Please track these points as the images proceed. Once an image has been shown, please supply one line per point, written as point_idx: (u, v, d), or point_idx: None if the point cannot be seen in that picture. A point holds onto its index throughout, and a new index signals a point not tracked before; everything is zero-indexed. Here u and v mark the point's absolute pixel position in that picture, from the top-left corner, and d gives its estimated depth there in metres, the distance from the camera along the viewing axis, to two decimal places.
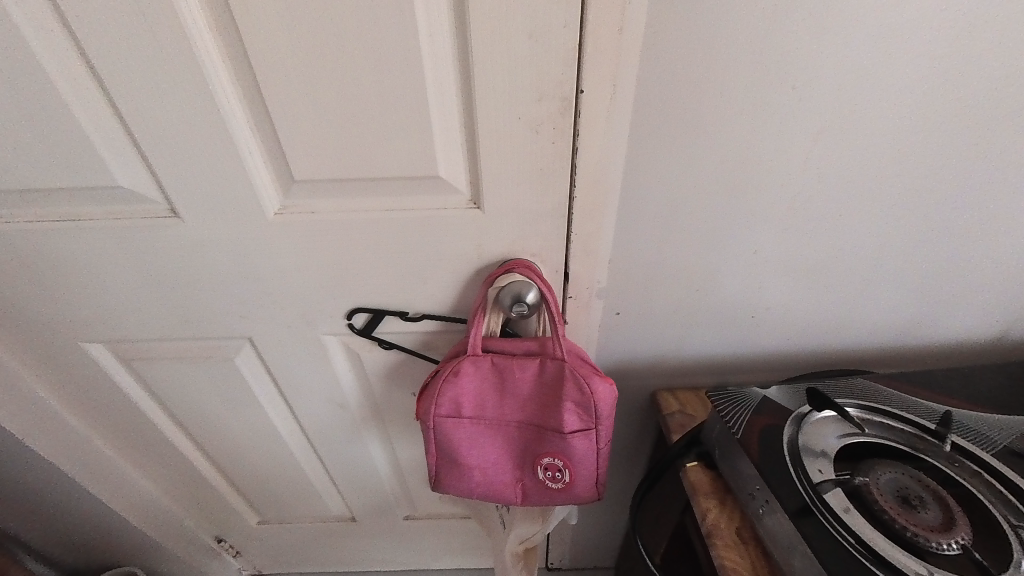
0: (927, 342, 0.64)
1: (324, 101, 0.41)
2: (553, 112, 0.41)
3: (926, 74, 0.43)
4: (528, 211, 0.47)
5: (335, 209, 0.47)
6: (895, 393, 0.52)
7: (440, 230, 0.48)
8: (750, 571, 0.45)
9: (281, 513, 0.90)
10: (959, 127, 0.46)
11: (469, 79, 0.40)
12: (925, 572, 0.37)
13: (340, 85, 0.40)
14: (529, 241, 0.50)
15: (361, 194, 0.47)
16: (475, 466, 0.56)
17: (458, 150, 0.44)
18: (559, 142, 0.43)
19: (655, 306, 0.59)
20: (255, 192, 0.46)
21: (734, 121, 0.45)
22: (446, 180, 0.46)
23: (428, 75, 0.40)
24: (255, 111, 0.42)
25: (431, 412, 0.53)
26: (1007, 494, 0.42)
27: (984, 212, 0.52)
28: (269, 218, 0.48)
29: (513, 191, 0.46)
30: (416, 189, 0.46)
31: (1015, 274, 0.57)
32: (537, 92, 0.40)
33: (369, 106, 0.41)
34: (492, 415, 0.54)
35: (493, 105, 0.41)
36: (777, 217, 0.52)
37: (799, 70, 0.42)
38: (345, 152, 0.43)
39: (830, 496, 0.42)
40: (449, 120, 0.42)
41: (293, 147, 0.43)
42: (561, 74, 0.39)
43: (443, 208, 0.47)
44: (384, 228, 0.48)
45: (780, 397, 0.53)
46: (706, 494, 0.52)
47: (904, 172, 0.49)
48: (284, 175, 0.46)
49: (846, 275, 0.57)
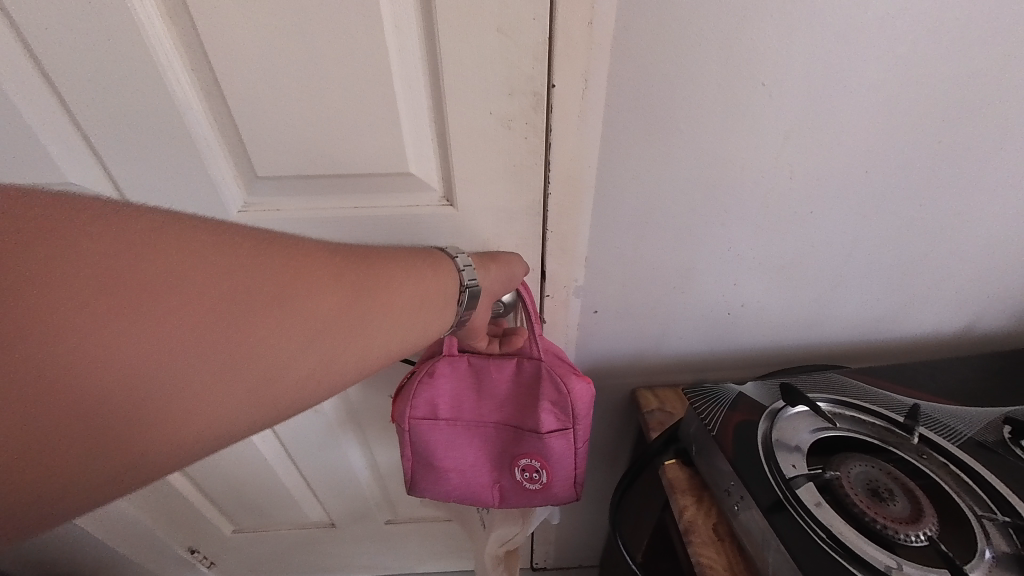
0: (898, 336, 0.66)
1: (288, 95, 0.39)
2: (525, 108, 0.41)
3: (891, 74, 0.44)
4: (502, 208, 0.47)
5: (302, 207, 0.46)
6: (866, 387, 0.53)
7: (412, 228, 0.47)
8: (727, 569, 0.45)
9: (257, 521, 0.87)
10: (923, 125, 0.47)
11: (438, 74, 0.39)
12: (894, 565, 0.37)
13: (303, 79, 0.38)
14: (505, 240, 0.49)
15: (328, 192, 0.45)
16: (452, 469, 0.55)
17: (429, 147, 0.43)
18: (531, 138, 0.42)
19: (633, 305, 0.59)
20: (215, 187, 0.44)
21: (708, 118, 0.45)
22: (418, 177, 0.45)
23: (395, 69, 0.39)
24: (214, 104, 0.40)
25: (406, 414, 0.52)
26: (972, 485, 0.42)
27: (948, 209, 0.53)
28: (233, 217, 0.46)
29: (486, 189, 0.45)
30: (386, 187, 0.45)
31: (976, 269, 0.59)
32: (508, 87, 0.39)
33: (335, 100, 0.40)
34: (469, 416, 0.53)
35: (464, 101, 0.40)
36: (751, 214, 0.52)
37: (769, 67, 0.42)
38: (312, 149, 0.42)
39: (802, 490, 0.43)
40: (420, 115, 0.41)
41: (255, 143, 0.42)
42: (532, 69, 0.39)
43: (416, 206, 0.46)
44: (355, 226, 0.47)
45: (756, 393, 0.54)
46: (684, 491, 0.52)
47: (872, 170, 0.50)
48: (248, 171, 0.44)
49: (819, 271, 0.58)
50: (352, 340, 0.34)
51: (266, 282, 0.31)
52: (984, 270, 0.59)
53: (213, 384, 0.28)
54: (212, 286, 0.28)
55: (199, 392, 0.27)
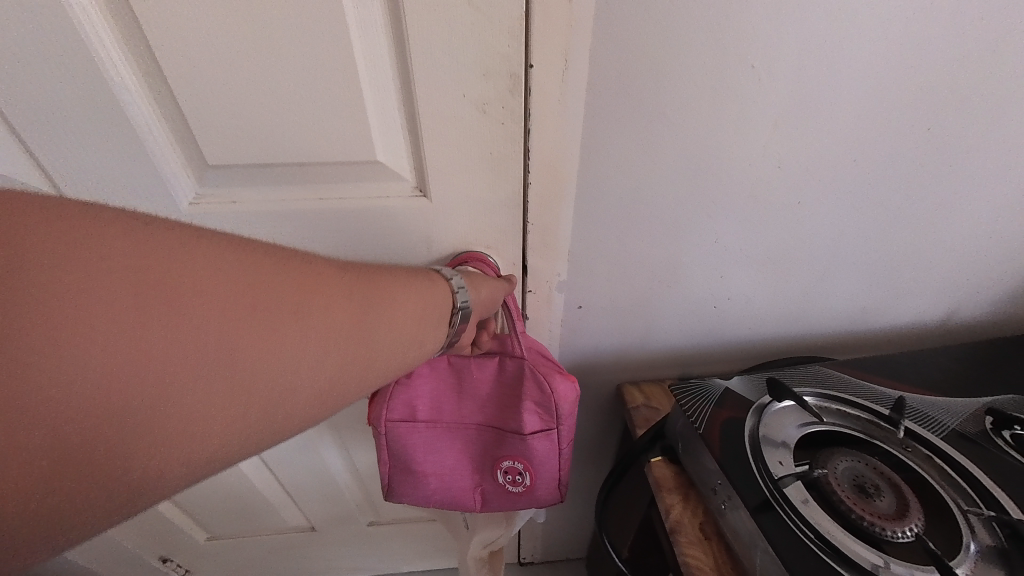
0: (882, 327, 0.66)
1: (239, 76, 0.36)
2: (502, 90, 0.38)
3: (883, 57, 0.42)
4: (480, 199, 0.44)
5: (262, 199, 0.42)
6: (851, 379, 0.53)
7: (384, 221, 0.44)
8: (714, 569, 0.44)
9: (232, 528, 0.84)
10: (911, 111, 0.46)
11: (404, 52, 0.36)
12: (881, 563, 0.37)
13: (252, 56, 0.35)
14: (484, 233, 0.46)
15: (290, 182, 0.42)
16: (431, 473, 0.52)
17: (399, 133, 0.40)
18: (509, 124, 0.39)
19: (619, 299, 0.58)
20: (161, 178, 0.40)
21: (695, 103, 0.43)
22: (387, 166, 0.42)
23: (356, 46, 0.35)
24: (153, 84, 0.36)
25: (382, 417, 0.49)
26: (956, 478, 0.42)
27: (931, 198, 0.53)
28: (184, 210, 0.42)
29: (461, 179, 0.42)
30: (353, 176, 0.42)
31: (957, 258, 0.59)
32: (482, 67, 0.36)
33: (292, 80, 0.36)
34: (449, 418, 0.51)
35: (434, 83, 0.37)
36: (738, 204, 0.50)
37: (758, 50, 0.40)
38: (269, 136, 0.39)
39: (789, 489, 0.42)
40: (387, 99, 0.38)
41: (206, 129, 0.38)
42: (508, 48, 0.36)
43: (386, 197, 0.43)
44: (320, 219, 0.44)
45: (742, 388, 0.52)
46: (670, 490, 0.51)
47: (861, 158, 0.49)
48: (199, 159, 0.40)
49: (805, 263, 0.57)
50: (356, 355, 0.32)
51: (273, 296, 0.29)
52: (965, 259, 0.59)
53: (213, 403, 0.25)
54: (219, 300, 0.26)
55: (197, 412, 0.25)
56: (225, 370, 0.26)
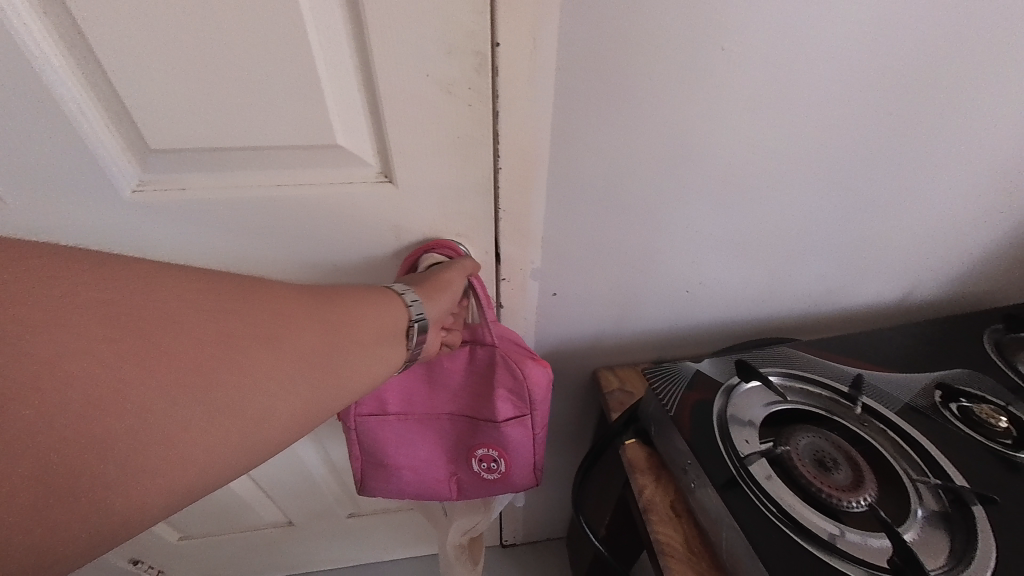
0: (845, 307, 0.68)
1: (179, 52, 0.33)
2: (468, 70, 0.36)
3: (848, 39, 0.42)
4: (449, 184, 0.42)
5: (214, 185, 0.40)
6: (814, 358, 0.55)
7: (348, 209, 0.42)
8: (683, 545, 0.46)
9: (205, 526, 0.81)
10: (874, 95, 0.47)
11: (361, 26, 0.34)
12: (837, 532, 0.39)
13: (191, 30, 0.32)
14: (454, 220, 0.45)
15: (243, 167, 0.39)
16: (405, 465, 0.52)
17: (360, 116, 0.38)
18: (476, 106, 0.38)
19: (593, 285, 0.58)
20: (99, 165, 0.37)
21: (666, 85, 0.42)
22: (349, 150, 0.40)
23: (307, 19, 0.33)
24: (80, 60, 0.33)
25: (351, 411, 0.48)
26: (907, 449, 0.45)
27: (891, 180, 0.55)
28: (127, 199, 0.39)
29: (429, 164, 0.41)
30: (314, 161, 0.40)
31: (913, 239, 0.62)
32: (445, 45, 0.35)
33: (239, 57, 0.33)
34: (421, 409, 0.50)
35: (396, 61, 0.35)
36: (709, 188, 0.51)
37: (728, 29, 0.40)
38: (218, 118, 0.36)
39: (754, 466, 0.43)
40: (347, 79, 0.36)
41: (144, 110, 0.35)
42: (473, 25, 0.34)
43: (350, 183, 0.41)
44: (279, 207, 0.42)
45: (711, 369, 0.54)
46: (643, 471, 0.52)
47: (826, 142, 0.50)
48: (141, 143, 0.37)
49: (773, 246, 0.58)
50: (329, 378, 0.31)
51: (248, 326, 0.29)
52: (920, 239, 0.62)
53: (194, 435, 0.25)
54: (192, 336, 0.26)
55: (181, 444, 0.25)
56: (203, 403, 0.26)
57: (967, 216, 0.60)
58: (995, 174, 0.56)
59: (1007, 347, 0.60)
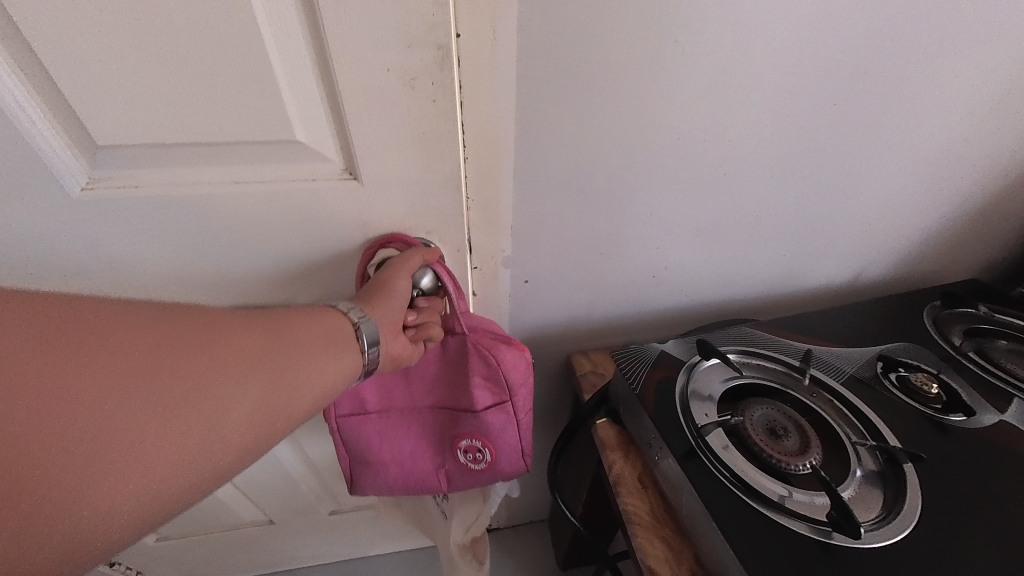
0: (801, 288, 0.72)
1: (130, 43, 0.32)
2: (429, 63, 0.36)
3: (794, 32, 0.45)
4: (414, 179, 0.43)
5: (170, 181, 0.39)
6: (769, 336, 0.59)
7: (311, 205, 0.43)
8: (650, 514, 0.48)
9: (184, 528, 0.81)
10: (819, 85, 0.49)
11: (316, 19, 0.33)
12: (785, 492, 0.42)
13: (138, 22, 0.31)
14: (422, 217, 0.45)
15: (201, 162, 0.39)
16: (391, 460, 0.53)
17: (320, 111, 0.38)
18: (440, 101, 0.38)
19: (563, 273, 0.59)
20: (42, 162, 0.36)
21: (625, 76, 0.44)
22: (309, 145, 0.40)
23: (259, 13, 0.32)
24: (15, 52, 0.32)
25: (333, 412, 0.51)
26: (850, 416, 0.48)
27: (839, 167, 0.58)
28: (76, 197, 0.39)
29: (394, 160, 0.41)
30: (275, 157, 0.40)
31: (861, 222, 0.66)
32: (405, 37, 0.34)
33: (192, 49, 0.33)
34: (400, 404, 0.52)
35: (354, 55, 0.34)
36: (670, 176, 0.53)
37: (680, 23, 0.42)
38: (172, 114, 0.36)
39: (712, 437, 0.46)
40: (304, 74, 0.36)
41: (98, 104, 0.34)
42: (432, 16, 0.33)
43: (313, 180, 0.41)
44: (239, 205, 0.41)
45: (675, 350, 0.57)
46: (613, 448, 0.55)
47: (778, 131, 0.52)
48: (87, 139, 0.36)
49: (733, 231, 0.61)
50: (276, 383, 0.33)
51: (197, 339, 0.30)
52: (868, 222, 0.66)
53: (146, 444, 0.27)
54: (140, 351, 0.28)
55: (133, 452, 0.26)
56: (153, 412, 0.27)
57: (907, 200, 0.65)
58: (930, 160, 0.61)
59: (944, 322, 0.64)
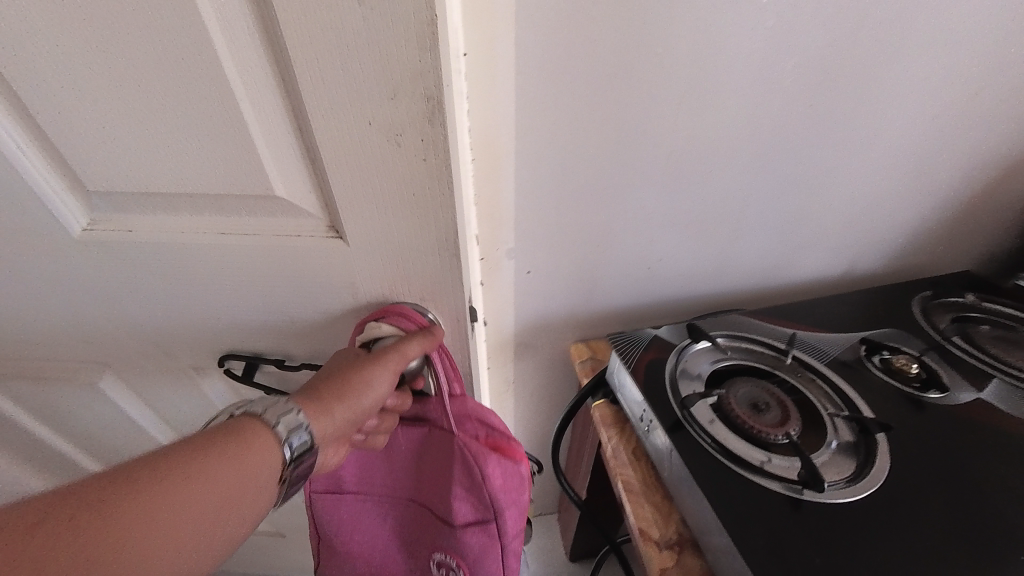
0: (794, 280, 0.76)
1: (120, 101, 0.35)
2: (416, 115, 0.34)
3: (763, 41, 0.49)
4: (399, 245, 0.43)
5: (163, 227, 0.43)
6: (758, 323, 0.62)
7: (297, 258, 0.44)
8: (641, 484, 0.52)
9: None
10: (793, 88, 0.54)
11: (294, 81, 0.33)
12: (764, 459, 0.45)
13: (130, 84, 0.34)
14: (411, 283, 0.45)
15: (192, 212, 0.42)
16: (363, 543, 0.57)
17: (299, 166, 0.38)
18: (430, 159, 0.37)
19: (562, 266, 0.64)
20: (48, 207, 0.41)
21: (611, 83, 0.49)
22: (290, 200, 0.40)
23: (235, 80, 0.33)
24: (21, 113, 0.36)
25: (309, 488, 0.56)
26: (830, 393, 0.52)
27: (820, 164, 0.62)
28: (75, 235, 0.43)
29: (380, 217, 0.40)
30: (259, 211, 0.41)
31: (849, 216, 0.69)
32: (389, 88, 0.33)
33: (184, 104, 0.35)
34: (377, 491, 0.56)
35: (336, 112, 0.34)
36: (658, 173, 0.58)
37: (657, 33, 0.46)
38: (162, 171, 0.39)
39: (697, 410, 0.50)
40: (281, 130, 0.36)
41: (101, 157, 0.38)
42: (416, 66, 0.32)
43: (297, 235, 0.43)
44: (228, 253, 0.44)
45: (668, 335, 0.61)
46: (608, 426, 0.59)
47: (757, 132, 0.57)
48: (78, 184, 0.40)
49: (721, 226, 0.66)
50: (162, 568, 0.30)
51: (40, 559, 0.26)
52: (855, 216, 0.69)
53: None
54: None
55: None
56: None
57: (893, 194, 0.68)
58: (910, 156, 0.64)
59: (932, 313, 0.67)
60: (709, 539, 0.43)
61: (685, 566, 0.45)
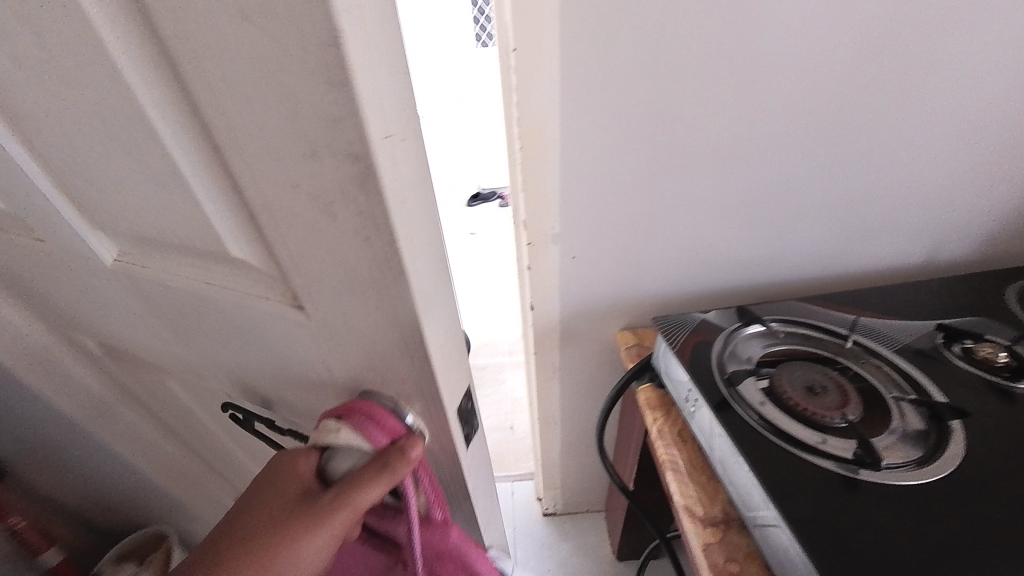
0: (859, 269, 0.71)
1: (87, 133, 0.29)
2: (346, 182, 0.24)
3: (815, 15, 0.48)
4: (361, 333, 0.33)
5: (163, 273, 0.37)
6: (817, 309, 0.60)
7: (266, 326, 0.36)
8: (686, 463, 0.53)
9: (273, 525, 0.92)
10: (852, 62, 0.52)
11: (210, 140, 0.25)
12: (818, 440, 0.44)
13: (91, 114, 0.27)
14: (384, 379, 0.36)
15: (183, 257, 0.35)
16: None
17: (233, 225, 0.29)
18: (372, 240, 0.27)
19: (607, 252, 0.66)
20: (81, 239, 0.38)
21: (654, 69, 0.51)
22: (239, 259, 0.31)
23: (156, 118, 0.25)
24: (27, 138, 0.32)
25: None
26: (898, 380, 0.49)
27: (888, 142, 0.58)
28: (108, 265, 0.40)
29: (335, 301, 0.31)
30: (219, 269, 0.33)
31: (925, 198, 0.64)
32: (306, 143, 0.23)
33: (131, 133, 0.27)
34: None
35: (251, 168, 0.25)
36: (704, 156, 0.58)
37: (699, 17, 0.47)
38: (149, 214, 0.32)
39: (746, 389, 0.49)
40: (211, 185, 0.27)
41: (104, 192, 0.33)
42: (335, 105, 0.22)
43: (263, 300, 0.33)
44: (214, 307, 0.37)
45: (717, 319, 0.60)
46: (654, 408, 0.60)
47: (812, 110, 0.55)
48: (92, 219, 0.37)
49: (774, 210, 0.64)
50: None
51: None
52: (932, 198, 0.64)
53: None
54: None
55: None
56: None
57: (978, 172, 0.61)
58: (998, 128, 0.58)
59: None
60: (757, 515, 0.42)
61: (731, 543, 0.45)
